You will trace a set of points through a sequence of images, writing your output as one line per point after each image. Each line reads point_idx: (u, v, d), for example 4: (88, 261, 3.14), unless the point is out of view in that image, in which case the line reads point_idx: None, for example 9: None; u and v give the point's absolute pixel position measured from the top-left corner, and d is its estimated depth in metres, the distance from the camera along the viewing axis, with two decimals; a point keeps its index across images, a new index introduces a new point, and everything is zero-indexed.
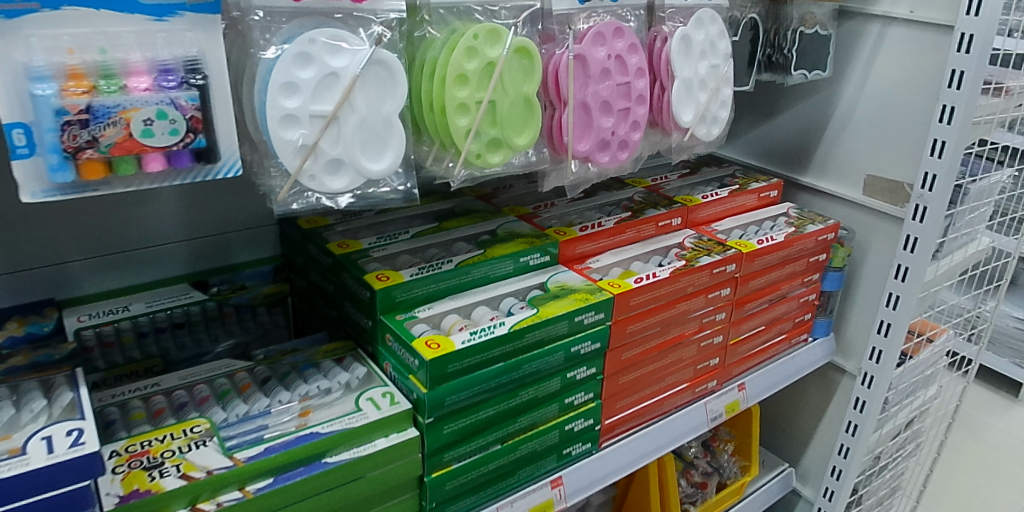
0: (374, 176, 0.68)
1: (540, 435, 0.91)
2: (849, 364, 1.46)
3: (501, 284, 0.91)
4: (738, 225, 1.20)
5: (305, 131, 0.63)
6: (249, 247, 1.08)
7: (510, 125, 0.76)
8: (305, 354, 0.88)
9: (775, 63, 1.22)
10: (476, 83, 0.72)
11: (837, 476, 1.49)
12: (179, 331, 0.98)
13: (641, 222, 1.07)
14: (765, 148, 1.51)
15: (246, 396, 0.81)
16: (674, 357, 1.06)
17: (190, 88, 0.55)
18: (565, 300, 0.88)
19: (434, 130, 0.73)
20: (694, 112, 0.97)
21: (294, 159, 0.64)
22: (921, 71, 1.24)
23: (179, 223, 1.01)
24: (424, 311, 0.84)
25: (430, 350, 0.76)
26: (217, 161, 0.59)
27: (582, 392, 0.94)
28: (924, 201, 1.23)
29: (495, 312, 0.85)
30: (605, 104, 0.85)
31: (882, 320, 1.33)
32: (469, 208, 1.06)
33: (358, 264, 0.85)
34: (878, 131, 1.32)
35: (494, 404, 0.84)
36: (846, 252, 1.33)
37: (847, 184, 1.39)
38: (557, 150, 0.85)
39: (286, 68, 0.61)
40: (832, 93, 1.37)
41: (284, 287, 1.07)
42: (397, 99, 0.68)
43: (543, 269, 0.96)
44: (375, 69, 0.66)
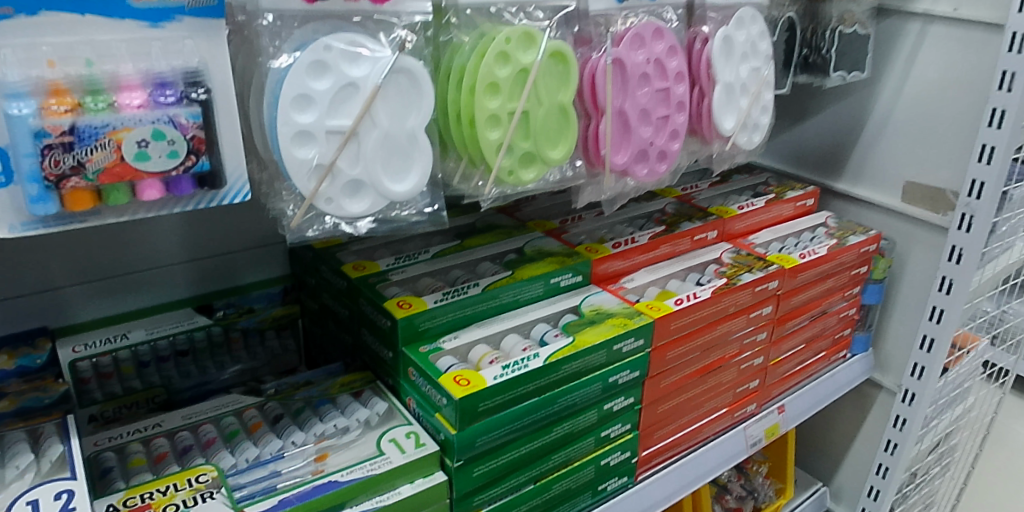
0: (398, 198, 0.61)
1: (575, 471, 0.84)
2: (886, 380, 1.36)
3: (532, 308, 0.84)
4: (776, 237, 1.13)
5: (321, 149, 0.56)
6: (256, 268, 0.99)
7: (544, 137, 0.69)
8: (320, 388, 0.81)
9: (812, 64, 1.14)
10: (508, 92, 0.65)
11: (875, 496, 1.40)
12: (183, 359, 0.91)
13: (675, 237, 1.00)
14: (795, 152, 1.41)
15: (257, 437, 0.74)
16: (714, 381, 0.99)
17: (191, 103, 0.48)
18: (602, 326, 0.81)
19: (461, 144, 0.66)
20: (735, 119, 0.90)
21: (309, 182, 0.57)
22: (965, 71, 1.14)
23: (181, 242, 0.91)
24: (449, 341, 0.77)
25: (460, 387, 0.69)
26: (222, 187, 0.52)
27: (619, 423, 0.87)
28: (971, 210, 1.13)
29: (527, 343, 0.78)
30: (644, 112, 0.78)
31: (925, 335, 1.23)
32: (491, 223, 0.99)
33: (377, 289, 0.78)
34: (918, 135, 1.22)
35: (527, 441, 0.76)
36: (887, 263, 1.26)
37: (884, 191, 1.30)
38: (592, 164, 0.78)
39: (299, 79, 0.54)
40: (867, 95, 1.28)
41: (294, 309, 1.00)
42: (422, 112, 0.61)
43: (575, 291, 0.88)
44: (399, 78, 0.59)
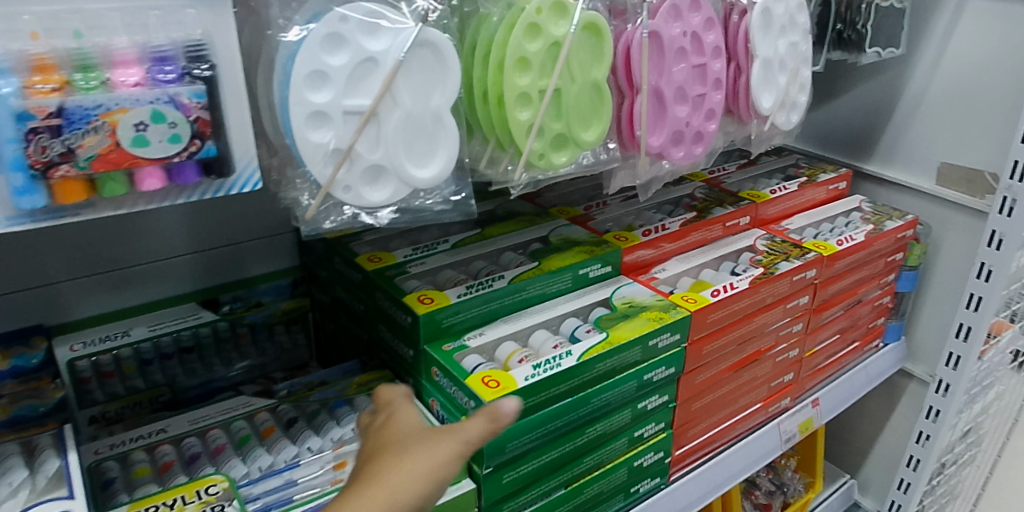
0: (423, 185, 0.56)
1: (607, 474, 0.79)
2: (919, 369, 1.28)
3: (561, 302, 0.79)
4: (810, 222, 1.08)
5: (338, 132, 0.51)
6: (264, 258, 0.93)
7: (576, 117, 0.64)
8: (336, 389, 0.76)
9: (846, 40, 1.05)
10: (539, 68, 0.59)
11: (905, 489, 1.28)
12: (189, 356, 0.86)
13: (707, 224, 0.95)
14: (822, 132, 1.30)
15: (269, 444, 0.69)
16: (748, 376, 0.94)
17: (194, 81, 0.43)
18: (637, 321, 0.76)
19: (488, 126, 0.61)
20: (774, 97, 0.84)
21: (326, 167, 0.52)
22: (1009, 45, 1.03)
23: (185, 233, 0.86)
24: (474, 339, 0.72)
25: (489, 390, 0.64)
26: (230, 174, 0.47)
27: (653, 422, 0.82)
28: (1013, 193, 1.02)
29: (559, 339, 0.73)
30: (680, 90, 0.72)
31: (961, 323, 1.12)
32: (512, 210, 0.93)
33: (395, 282, 0.73)
34: (955, 114, 1.11)
35: (558, 445, 0.72)
36: (923, 249, 1.19)
37: (915, 169, 1.19)
38: (625, 146, 0.73)
39: (312, 53, 0.49)
40: (900, 72, 1.16)
41: (305, 302, 0.95)
42: (448, 90, 0.55)
43: (605, 282, 0.83)
44: (422, 52, 0.53)
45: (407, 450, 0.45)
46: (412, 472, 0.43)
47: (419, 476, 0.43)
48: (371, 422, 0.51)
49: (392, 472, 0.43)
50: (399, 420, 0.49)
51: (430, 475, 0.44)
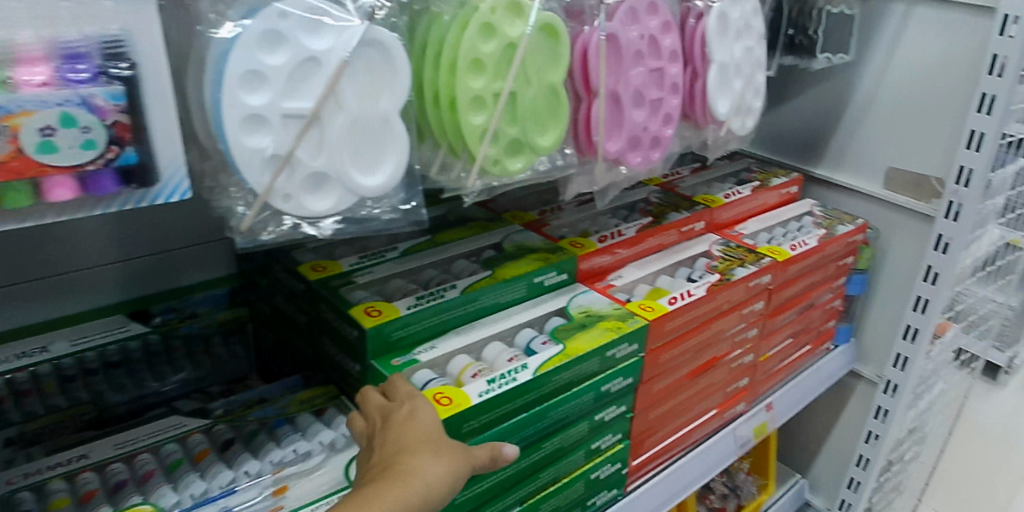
0: (369, 194, 0.53)
1: (563, 488, 0.77)
2: (867, 370, 1.30)
3: (515, 312, 0.76)
4: (763, 226, 1.07)
5: (276, 137, 0.47)
6: (197, 267, 0.89)
7: (532, 122, 0.61)
8: (275, 407, 0.73)
9: (798, 45, 1.03)
10: (494, 70, 0.57)
11: (855, 488, 1.29)
12: (115, 371, 0.80)
13: (663, 229, 0.93)
14: (774, 135, 1.31)
15: (203, 468, 0.64)
16: (704, 383, 0.93)
17: (111, 81, 0.40)
18: (594, 331, 0.74)
19: (440, 130, 0.58)
20: (730, 102, 0.83)
21: (263, 175, 0.48)
22: (953, 54, 1.05)
23: (111, 241, 0.81)
24: (425, 354, 0.68)
25: (441, 407, 0.61)
26: (154, 183, 0.43)
27: (610, 434, 0.80)
28: (959, 198, 1.01)
29: (514, 352, 0.71)
30: (638, 95, 0.70)
31: (909, 325, 1.13)
32: (464, 215, 0.90)
33: (341, 293, 0.69)
34: (902, 120, 1.13)
35: (514, 461, 0.70)
36: (872, 253, 1.21)
37: (866, 176, 1.20)
38: (582, 151, 0.70)
39: (249, 51, 0.45)
40: (848, 77, 1.17)
41: (243, 312, 0.90)
42: (397, 92, 0.52)
43: (560, 291, 0.81)
44: (370, 53, 0.50)
45: (435, 452, 0.54)
46: (444, 475, 0.53)
47: (447, 480, 0.53)
48: (391, 411, 0.58)
49: (428, 470, 0.52)
50: (422, 416, 0.57)
51: (454, 480, 0.53)
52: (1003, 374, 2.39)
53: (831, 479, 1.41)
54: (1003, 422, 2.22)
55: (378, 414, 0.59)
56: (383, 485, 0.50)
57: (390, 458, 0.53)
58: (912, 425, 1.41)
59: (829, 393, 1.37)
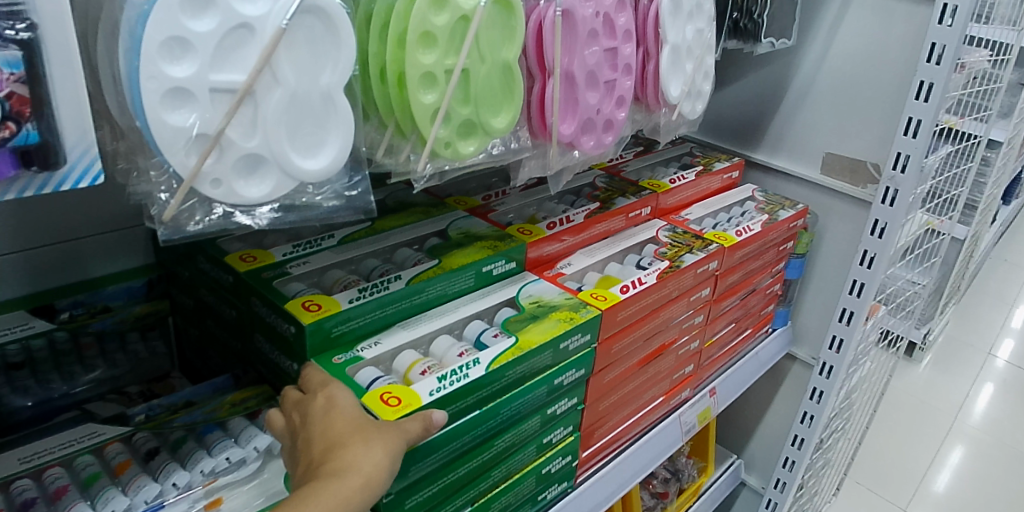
0: (311, 178, 0.48)
1: (515, 485, 0.74)
2: (802, 352, 1.33)
3: (463, 302, 0.72)
4: (707, 212, 1.07)
5: (202, 114, 0.42)
6: (108, 258, 0.80)
7: (485, 101, 0.57)
8: (203, 410, 0.67)
9: (742, 29, 1.01)
10: (446, 45, 0.52)
11: (790, 467, 1.32)
12: (18, 374, 0.72)
13: (611, 215, 0.91)
14: (714, 119, 1.31)
15: (125, 482, 0.59)
16: (653, 370, 0.92)
17: (5, 44, 0.33)
18: (546, 323, 0.71)
19: (386, 108, 0.53)
20: (682, 85, 0.81)
21: (189, 157, 0.42)
22: (890, 41, 1.06)
23: (9, 229, 0.71)
24: (368, 350, 0.64)
25: (387, 409, 0.57)
26: (60, 165, 0.37)
27: (561, 427, 0.78)
28: (895, 184, 1.03)
29: (464, 346, 0.67)
30: (593, 75, 0.67)
31: (844, 308, 1.15)
32: (404, 200, 0.85)
33: (274, 286, 0.63)
34: (840, 105, 1.15)
35: (466, 461, 0.67)
36: (809, 237, 1.23)
37: (803, 161, 1.22)
38: (536, 134, 0.67)
39: (170, 15, 0.39)
40: (788, 63, 1.18)
41: (162, 305, 0.82)
42: (341, 66, 0.47)
43: (508, 281, 0.78)
44: (309, 21, 0.44)
45: (367, 438, 0.50)
46: (382, 459, 0.49)
47: (385, 464, 0.49)
48: (307, 406, 0.55)
49: (365, 459, 0.49)
50: (342, 404, 0.54)
51: (393, 463, 0.50)
52: (917, 350, 2.51)
53: (765, 458, 1.45)
54: (918, 397, 2.34)
55: (294, 412, 0.55)
56: (316, 486, 0.46)
57: (319, 455, 0.49)
58: (842, 404, 1.46)
59: (766, 375, 1.40)
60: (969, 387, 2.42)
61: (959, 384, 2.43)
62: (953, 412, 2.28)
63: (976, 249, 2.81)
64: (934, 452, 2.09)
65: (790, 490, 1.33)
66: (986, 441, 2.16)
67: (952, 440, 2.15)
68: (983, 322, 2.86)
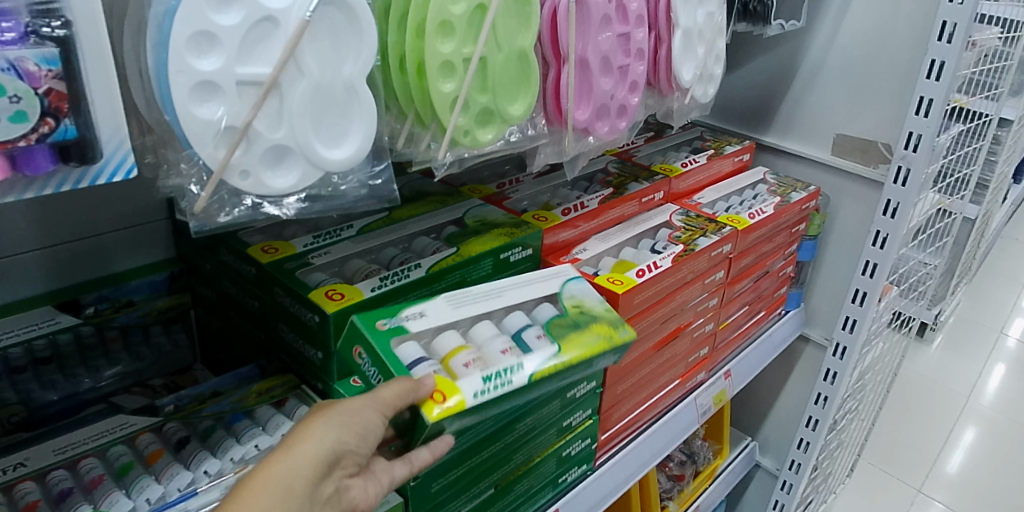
0: (336, 168, 0.48)
1: (536, 467, 0.76)
2: (815, 333, 1.33)
3: (506, 286, 0.69)
4: (720, 195, 1.07)
5: (230, 107, 0.43)
6: (131, 251, 0.81)
7: (502, 89, 0.58)
8: (230, 400, 0.69)
9: (752, 12, 1.01)
10: (464, 33, 0.53)
11: (804, 449, 1.33)
12: (46, 368, 0.73)
13: (624, 201, 0.92)
14: (725, 103, 1.30)
15: (158, 471, 0.61)
16: (668, 354, 0.93)
17: (42, 42, 0.34)
18: (589, 335, 0.66)
19: (405, 98, 0.54)
20: (693, 69, 0.81)
21: (218, 149, 0.43)
22: (900, 20, 1.06)
23: (31, 225, 0.73)
24: (414, 321, 0.62)
25: (432, 401, 0.55)
26: (96, 159, 0.38)
27: (581, 410, 0.79)
28: (907, 162, 1.04)
29: (507, 341, 0.65)
30: (606, 60, 0.67)
31: (857, 289, 1.15)
32: (420, 189, 0.86)
33: (297, 276, 0.64)
34: (851, 85, 1.14)
35: (488, 444, 0.69)
36: (821, 219, 1.23)
37: (814, 143, 1.21)
38: (552, 120, 0.67)
39: (197, 9, 0.40)
40: (798, 44, 1.18)
41: (185, 299, 0.83)
42: (362, 56, 0.47)
43: (548, 273, 0.73)
44: (331, 12, 0.45)
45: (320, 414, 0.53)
46: (325, 429, 0.51)
47: (336, 426, 0.52)
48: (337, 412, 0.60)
49: (312, 429, 0.51)
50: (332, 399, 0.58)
51: (337, 426, 0.52)
52: (929, 331, 2.51)
53: (779, 441, 1.45)
54: (931, 377, 2.34)
55: None
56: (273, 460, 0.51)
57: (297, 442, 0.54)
58: (856, 385, 1.46)
59: (779, 358, 1.40)
60: (982, 367, 2.42)
61: (972, 365, 2.43)
62: (965, 393, 2.28)
63: (987, 229, 2.80)
64: (946, 432, 2.09)
65: (805, 471, 1.34)
66: (999, 421, 2.16)
67: (965, 420, 2.15)
68: (994, 302, 2.85)
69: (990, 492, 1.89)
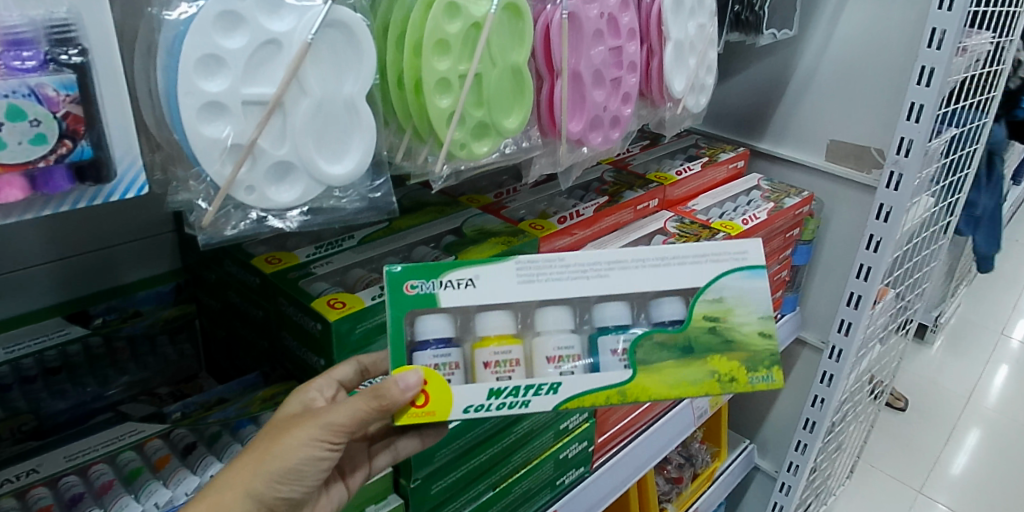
0: (337, 182, 0.50)
1: (535, 469, 0.78)
2: (811, 335, 1.34)
3: (625, 262, 0.57)
4: (714, 202, 1.09)
5: (236, 125, 0.45)
6: (139, 263, 0.83)
7: (498, 103, 0.60)
8: (236, 407, 0.71)
9: (744, 21, 1.03)
10: (459, 51, 0.55)
11: (802, 450, 1.35)
12: (56, 377, 0.75)
13: (619, 208, 0.94)
14: (720, 111, 1.33)
15: (166, 475, 0.63)
16: None
17: (61, 69, 0.37)
18: (689, 371, 0.59)
19: (404, 114, 0.56)
20: (686, 80, 0.83)
21: (224, 165, 0.45)
22: (890, 28, 1.08)
23: (44, 240, 0.75)
24: (453, 290, 0.55)
25: (410, 411, 0.54)
26: (111, 178, 0.40)
27: (577, 414, 0.81)
28: (900, 167, 1.05)
29: (568, 346, 0.59)
30: (598, 74, 0.69)
31: (852, 292, 1.17)
32: (419, 200, 0.88)
33: (300, 285, 0.66)
34: (843, 93, 1.16)
35: (486, 447, 0.71)
36: (816, 224, 1.25)
37: (808, 149, 1.23)
38: (546, 132, 0.69)
39: (205, 34, 0.42)
40: (791, 52, 1.20)
41: (190, 309, 0.85)
42: (361, 75, 0.49)
43: (714, 253, 0.59)
44: (332, 33, 0.47)
45: (262, 450, 0.53)
46: (261, 473, 0.52)
47: (274, 472, 0.52)
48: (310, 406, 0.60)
49: (247, 475, 0.52)
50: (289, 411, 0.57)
51: (274, 468, 0.52)
52: (929, 333, 2.53)
53: (778, 444, 1.47)
54: (931, 380, 2.35)
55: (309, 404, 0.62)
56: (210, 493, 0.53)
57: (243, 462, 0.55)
58: (854, 387, 1.48)
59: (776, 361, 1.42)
60: (983, 368, 2.43)
61: (973, 367, 2.44)
62: (966, 395, 2.29)
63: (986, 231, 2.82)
64: (948, 434, 2.10)
65: (803, 473, 1.36)
66: (1001, 423, 2.17)
67: (966, 422, 2.16)
68: (994, 304, 2.86)
69: (992, 493, 1.90)
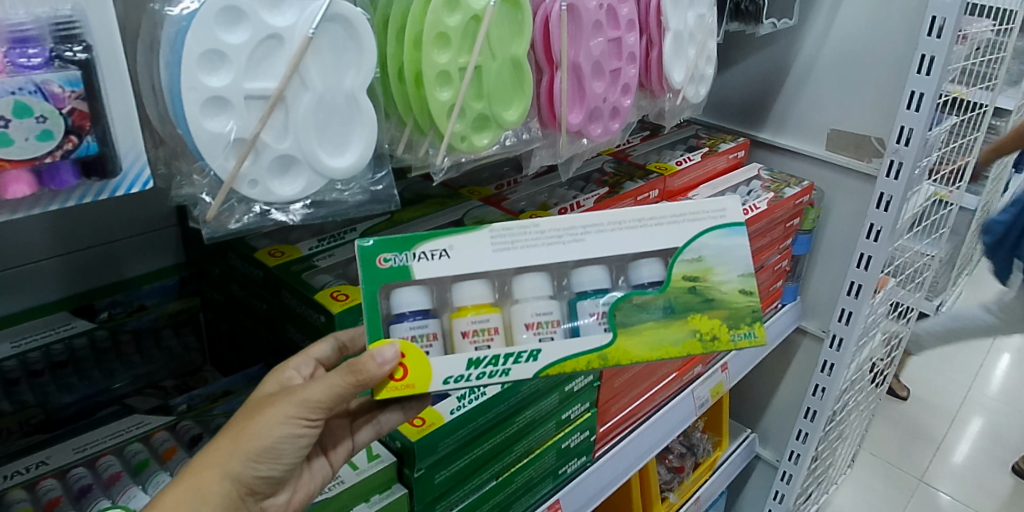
0: (339, 175, 0.51)
1: (537, 459, 0.79)
2: (812, 325, 1.35)
3: (602, 224, 0.58)
4: (714, 193, 1.10)
5: (238, 120, 0.45)
6: (143, 257, 0.84)
7: (498, 96, 0.60)
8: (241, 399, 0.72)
9: (744, 11, 1.03)
10: (458, 44, 0.55)
11: (803, 439, 1.35)
12: (63, 371, 0.76)
13: (619, 200, 0.93)
14: (721, 101, 1.33)
15: (172, 466, 0.63)
16: None
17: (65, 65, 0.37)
18: (669, 333, 0.59)
19: (404, 107, 0.57)
20: (685, 70, 0.83)
21: (227, 159, 0.46)
22: (890, 17, 1.08)
23: (48, 234, 0.76)
24: (427, 261, 0.56)
25: (389, 386, 0.54)
26: (116, 173, 0.41)
27: (578, 404, 0.82)
28: (899, 156, 1.05)
29: (548, 312, 0.58)
30: (597, 66, 0.70)
31: (853, 281, 1.17)
32: (420, 193, 0.89)
33: (303, 278, 0.67)
34: (843, 82, 1.16)
35: (488, 438, 0.72)
36: (816, 213, 1.25)
37: (808, 139, 1.24)
38: (546, 123, 0.70)
39: (207, 30, 0.43)
40: (791, 42, 1.20)
41: (194, 302, 0.86)
42: (361, 68, 0.49)
43: (694, 213, 0.59)
44: (332, 28, 0.47)
45: (238, 431, 0.53)
46: (237, 454, 0.52)
47: (253, 451, 0.53)
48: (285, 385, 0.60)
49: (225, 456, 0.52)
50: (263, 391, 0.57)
51: (251, 447, 0.53)
52: None
53: (780, 433, 1.47)
54: (934, 368, 2.36)
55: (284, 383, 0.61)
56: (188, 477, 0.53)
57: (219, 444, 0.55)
58: (854, 376, 1.48)
59: (777, 350, 1.42)
60: (986, 356, 2.43)
61: (974, 355, 2.44)
62: (969, 384, 2.29)
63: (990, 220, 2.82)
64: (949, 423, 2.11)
65: (804, 462, 1.36)
66: (1003, 412, 2.17)
67: (968, 411, 2.17)
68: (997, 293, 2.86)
69: (993, 482, 1.90)
